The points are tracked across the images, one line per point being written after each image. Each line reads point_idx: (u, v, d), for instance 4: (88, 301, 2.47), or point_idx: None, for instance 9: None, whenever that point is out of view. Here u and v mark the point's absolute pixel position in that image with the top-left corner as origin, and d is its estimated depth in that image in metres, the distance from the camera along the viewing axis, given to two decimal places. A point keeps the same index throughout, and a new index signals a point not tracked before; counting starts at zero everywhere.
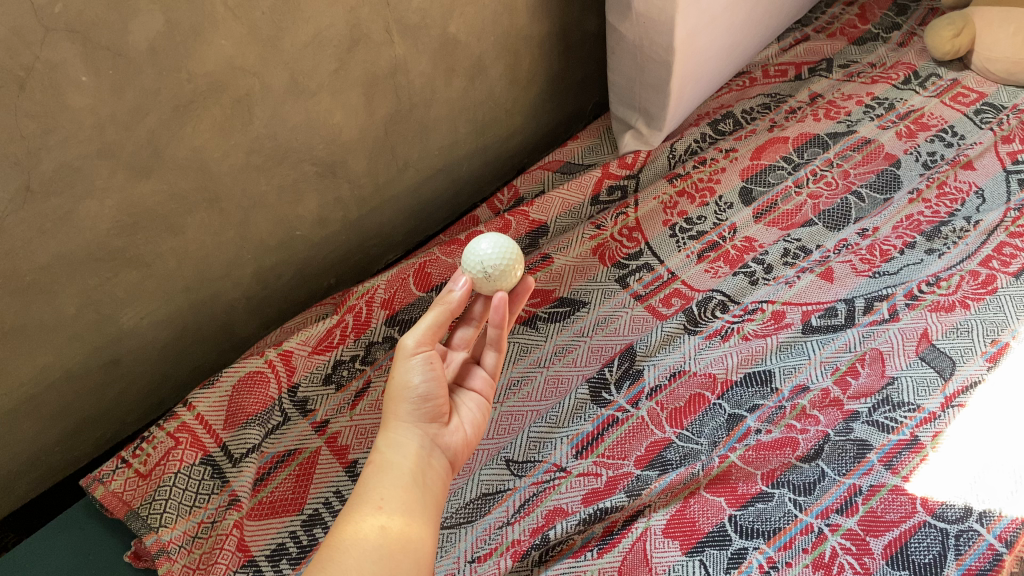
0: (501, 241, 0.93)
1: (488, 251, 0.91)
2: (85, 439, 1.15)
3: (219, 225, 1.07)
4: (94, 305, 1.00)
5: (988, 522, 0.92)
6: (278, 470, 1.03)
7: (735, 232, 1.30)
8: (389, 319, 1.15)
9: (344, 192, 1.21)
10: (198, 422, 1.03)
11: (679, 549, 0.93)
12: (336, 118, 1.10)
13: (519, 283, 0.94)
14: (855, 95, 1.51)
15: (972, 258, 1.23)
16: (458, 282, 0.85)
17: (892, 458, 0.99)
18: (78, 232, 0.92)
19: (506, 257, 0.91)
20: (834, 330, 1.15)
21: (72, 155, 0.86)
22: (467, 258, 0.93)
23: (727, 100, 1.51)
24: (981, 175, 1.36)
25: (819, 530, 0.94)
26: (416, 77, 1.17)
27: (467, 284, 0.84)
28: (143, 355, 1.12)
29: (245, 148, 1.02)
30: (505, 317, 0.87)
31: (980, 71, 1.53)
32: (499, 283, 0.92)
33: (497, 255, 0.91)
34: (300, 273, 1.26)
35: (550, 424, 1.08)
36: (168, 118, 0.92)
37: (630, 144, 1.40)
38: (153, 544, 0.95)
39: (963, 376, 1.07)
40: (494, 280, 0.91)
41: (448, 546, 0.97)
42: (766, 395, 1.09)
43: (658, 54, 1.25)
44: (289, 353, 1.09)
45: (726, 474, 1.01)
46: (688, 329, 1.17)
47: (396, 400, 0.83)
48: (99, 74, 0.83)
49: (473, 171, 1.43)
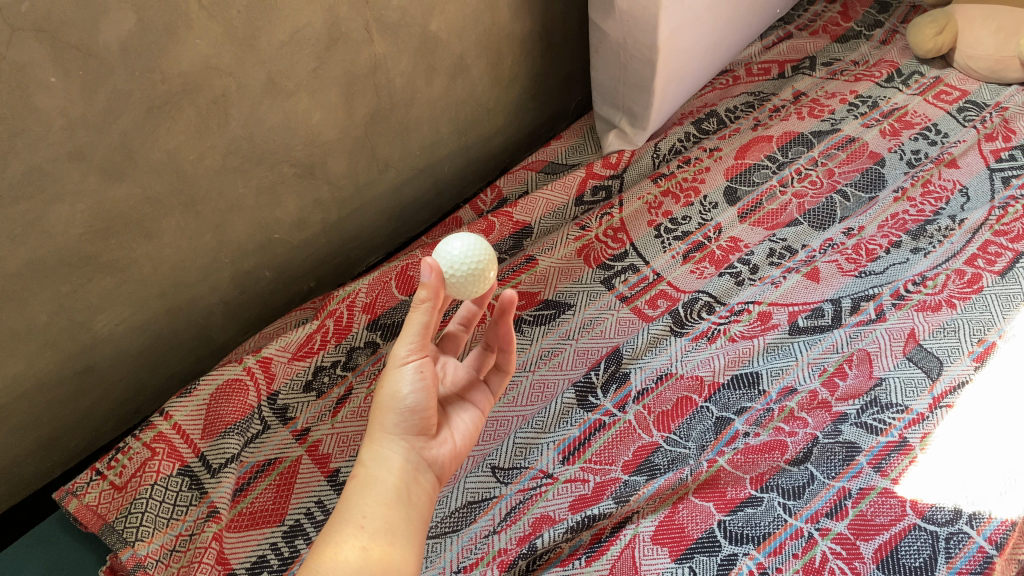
0: (476, 246, 0.88)
1: (460, 254, 0.87)
2: (60, 449, 1.12)
3: (195, 228, 1.05)
4: (67, 312, 0.98)
5: (978, 525, 0.91)
6: (258, 479, 1.01)
7: (720, 232, 1.29)
8: (371, 324, 1.13)
9: (324, 193, 1.19)
10: (175, 431, 1.00)
11: (668, 556, 0.92)
12: (315, 118, 1.08)
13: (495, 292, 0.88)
14: (838, 93, 1.50)
15: (958, 256, 1.22)
16: (424, 270, 0.72)
17: (881, 460, 0.99)
18: (49, 237, 0.89)
19: (478, 259, 0.87)
20: (821, 330, 1.14)
21: (42, 158, 0.83)
22: (437, 258, 0.88)
23: (710, 99, 1.50)
24: (965, 173, 1.36)
25: (809, 535, 0.93)
26: (397, 76, 1.15)
27: (435, 273, 0.71)
28: (118, 362, 1.09)
29: (221, 149, 1.00)
30: (514, 336, 0.87)
31: (962, 69, 1.52)
32: (474, 290, 0.87)
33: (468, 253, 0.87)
34: (279, 277, 1.24)
35: (537, 429, 1.06)
36: (141, 120, 0.89)
37: (613, 144, 1.39)
38: (129, 559, 0.93)
39: (951, 376, 1.06)
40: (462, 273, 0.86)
41: (434, 556, 0.95)
42: (754, 398, 1.07)
43: (641, 52, 1.24)
44: (268, 360, 1.07)
45: (715, 479, 0.99)
46: (674, 330, 1.16)
47: (388, 407, 0.79)
48: (68, 75, 0.80)
49: (455, 171, 1.41)
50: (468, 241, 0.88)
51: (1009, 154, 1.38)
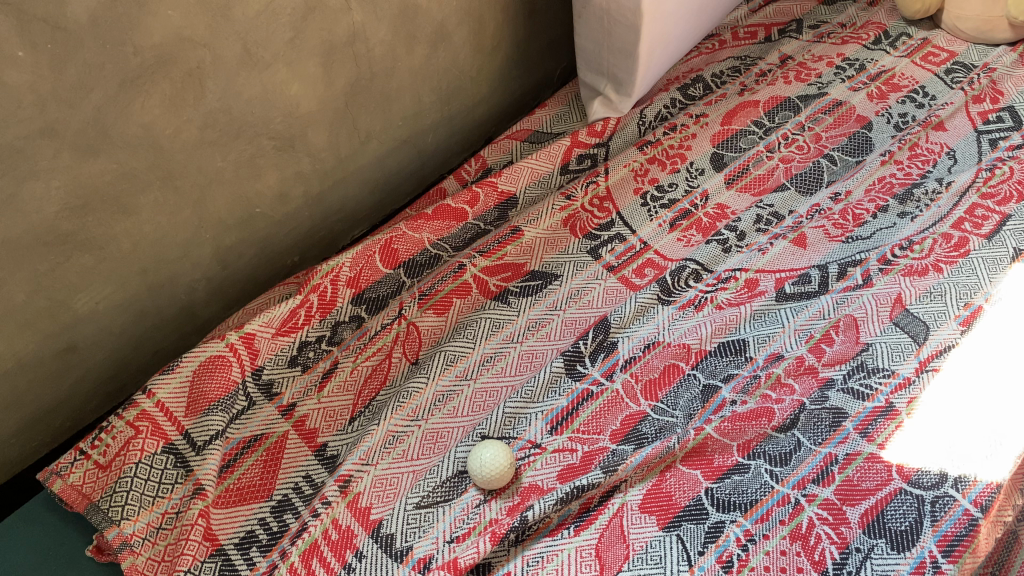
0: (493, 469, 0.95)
1: (488, 465, 0.95)
2: (45, 429, 1.11)
3: (175, 204, 1.03)
4: (46, 291, 0.96)
5: (963, 488, 0.92)
6: (245, 456, 1.01)
7: (707, 200, 1.28)
8: (355, 298, 1.12)
9: (305, 166, 1.17)
10: (158, 410, 1.00)
11: (656, 524, 0.93)
12: (293, 89, 1.06)
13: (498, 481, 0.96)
14: (825, 56, 1.47)
15: (945, 220, 1.22)
16: None
17: (868, 426, 0.99)
18: (24, 215, 0.88)
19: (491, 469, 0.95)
20: (808, 297, 1.14)
21: (14, 135, 0.81)
22: (483, 468, 0.95)
23: (696, 64, 1.45)
24: (953, 136, 1.35)
25: (796, 502, 0.93)
26: (377, 45, 1.13)
27: None
28: (100, 341, 1.08)
29: (198, 123, 0.98)
30: None
31: (950, 30, 1.50)
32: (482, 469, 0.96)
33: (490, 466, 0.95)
34: (262, 252, 1.22)
35: (526, 398, 1.06)
36: (115, 94, 0.87)
37: (598, 112, 1.36)
38: (115, 538, 0.92)
39: (937, 340, 1.06)
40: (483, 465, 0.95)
41: (427, 526, 0.95)
42: (741, 365, 1.07)
43: (625, 17, 1.22)
44: (251, 336, 1.05)
45: (702, 447, 1.00)
46: (661, 299, 1.16)
47: None
48: (37, 48, 0.78)
49: (439, 141, 1.40)
50: (490, 469, 0.95)
51: (997, 116, 1.37)
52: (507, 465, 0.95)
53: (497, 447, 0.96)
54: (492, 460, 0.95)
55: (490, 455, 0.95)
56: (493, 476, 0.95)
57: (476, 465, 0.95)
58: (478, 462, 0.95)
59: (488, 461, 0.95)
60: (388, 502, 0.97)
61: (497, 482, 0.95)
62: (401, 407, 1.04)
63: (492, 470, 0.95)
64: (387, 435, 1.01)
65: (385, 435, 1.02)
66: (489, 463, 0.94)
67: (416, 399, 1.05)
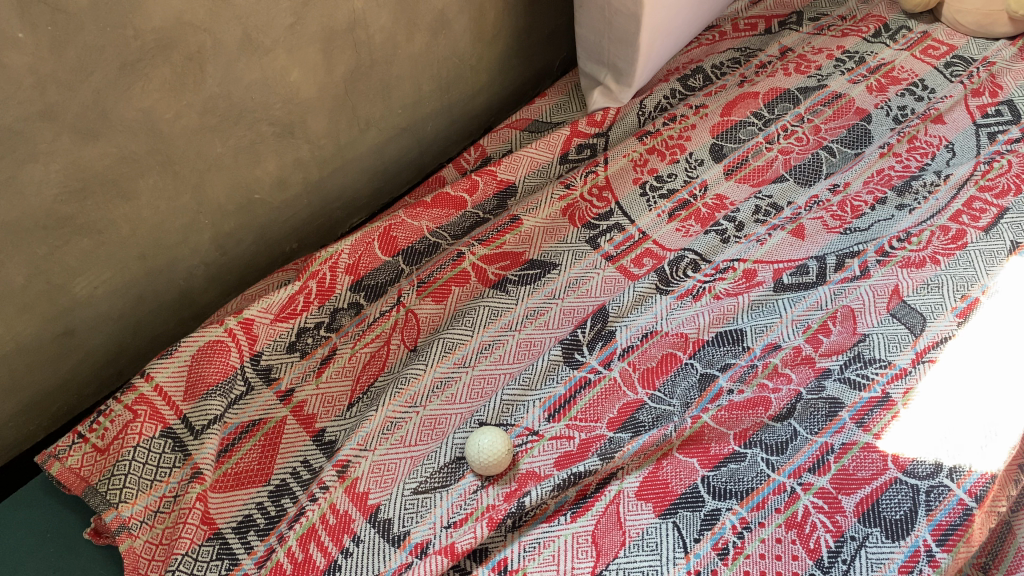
0: (490, 454, 0.95)
1: (485, 450, 0.95)
2: (41, 413, 1.11)
3: (174, 189, 1.03)
4: (44, 275, 0.96)
5: (958, 478, 0.92)
6: (243, 440, 1.01)
7: (706, 190, 1.29)
8: (354, 285, 1.12)
9: (304, 153, 1.17)
10: (156, 394, 0.99)
11: (652, 511, 0.94)
12: (293, 76, 1.06)
13: (493, 469, 0.96)
14: (825, 48, 1.47)
15: (942, 213, 1.22)
16: None
17: (864, 415, 0.99)
18: (23, 198, 0.88)
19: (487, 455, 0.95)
20: (806, 287, 1.14)
21: (14, 117, 0.81)
22: (479, 452, 0.95)
23: (696, 55, 1.45)
24: (951, 129, 1.36)
25: (792, 490, 0.94)
26: (377, 32, 1.13)
27: None
28: (98, 325, 1.08)
29: (197, 108, 0.98)
30: None
31: (950, 24, 1.50)
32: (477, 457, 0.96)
33: (487, 453, 0.95)
34: (260, 239, 1.22)
35: (523, 386, 1.06)
36: (115, 78, 0.87)
37: (598, 101, 1.36)
38: (113, 520, 0.93)
39: (934, 332, 1.06)
40: (479, 451, 0.95)
41: (424, 511, 0.95)
42: (738, 354, 1.08)
43: (626, 7, 1.21)
44: (250, 321, 1.05)
45: (699, 436, 1.00)
46: (659, 288, 1.16)
47: None
48: (37, 29, 0.78)
49: (438, 129, 1.39)
50: (486, 453, 0.95)
51: (996, 110, 1.38)
52: (505, 450, 0.96)
53: (497, 436, 0.97)
54: (490, 446, 0.95)
55: (487, 442, 0.95)
56: (491, 463, 0.95)
57: (473, 451, 0.96)
58: (475, 449, 0.95)
59: (485, 449, 0.95)
60: (385, 488, 0.97)
61: (495, 468, 0.95)
62: (398, 394, 1.04)
63: (488, 455, 0.95)
64: (386, 421, 1.02)
65: (383, 422, 1.02)
66: (486, 450, 0.95)
67: (414, 385, 1.05)
